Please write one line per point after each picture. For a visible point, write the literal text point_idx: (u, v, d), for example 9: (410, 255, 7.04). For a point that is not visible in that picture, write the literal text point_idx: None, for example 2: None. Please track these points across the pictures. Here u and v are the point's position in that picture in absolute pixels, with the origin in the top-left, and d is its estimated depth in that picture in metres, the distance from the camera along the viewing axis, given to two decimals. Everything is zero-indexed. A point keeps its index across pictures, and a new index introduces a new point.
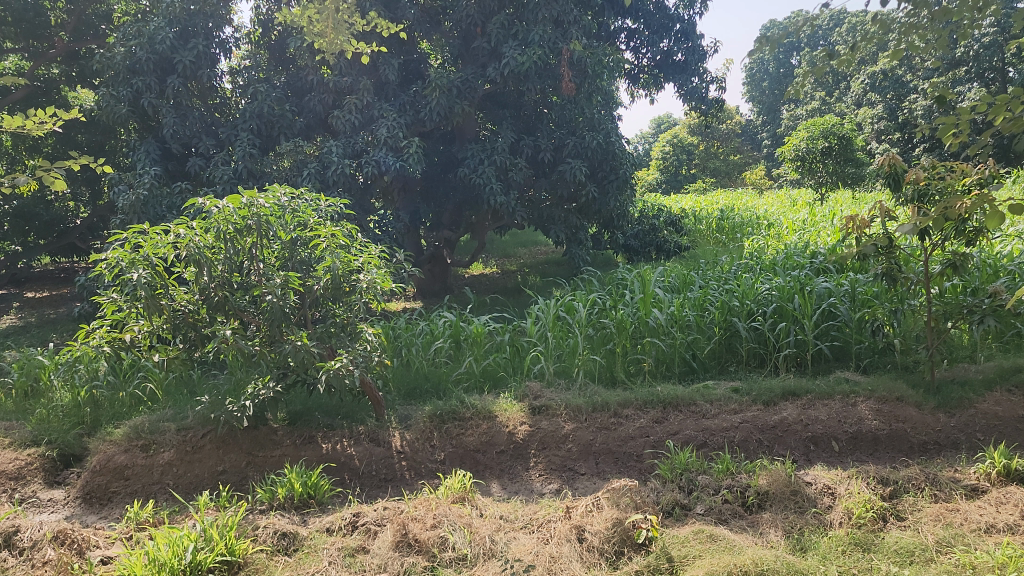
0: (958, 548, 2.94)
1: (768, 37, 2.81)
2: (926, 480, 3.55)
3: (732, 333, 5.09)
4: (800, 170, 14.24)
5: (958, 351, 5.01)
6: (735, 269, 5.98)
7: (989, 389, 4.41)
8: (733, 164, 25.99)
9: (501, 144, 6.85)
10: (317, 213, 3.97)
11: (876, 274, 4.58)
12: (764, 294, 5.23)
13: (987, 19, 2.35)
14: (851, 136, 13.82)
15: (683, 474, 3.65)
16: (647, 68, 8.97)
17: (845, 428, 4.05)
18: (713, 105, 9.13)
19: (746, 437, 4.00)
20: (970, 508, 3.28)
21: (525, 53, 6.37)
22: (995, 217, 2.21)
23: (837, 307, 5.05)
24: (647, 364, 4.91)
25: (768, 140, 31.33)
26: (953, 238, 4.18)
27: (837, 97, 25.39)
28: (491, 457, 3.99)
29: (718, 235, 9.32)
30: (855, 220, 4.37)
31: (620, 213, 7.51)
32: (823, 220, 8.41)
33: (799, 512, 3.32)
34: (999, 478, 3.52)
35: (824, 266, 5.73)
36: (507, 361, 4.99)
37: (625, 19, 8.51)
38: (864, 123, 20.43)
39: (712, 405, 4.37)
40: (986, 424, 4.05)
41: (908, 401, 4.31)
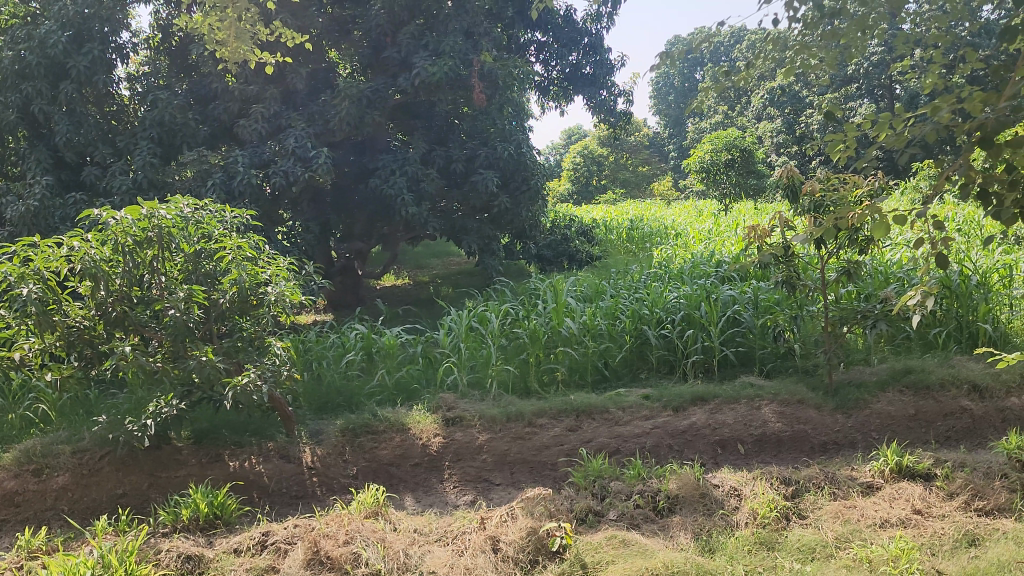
0: (855, 543, 3.09)
1: (669, 54, 2.88)
2: (826, 479, 3.70)
3: (643, 341, 5.21)
4: (705, 181, 14.69)
5: (854, 355, 5.24)
6: (644, 278, 6.11)
7: (882, 390, 4.64)
8: (641, 176, 26.69)
9: (412, 155, 6.84)
10: (222, 225, 3.85)
11: (776, 281, 4.77)
12: (672, 302, 5.36)
13: (873, 40, 2.46)
14: (751, 149, 14.43)
15: (596, 481, 3.70)
16: (556, 80, 9.07)
17: (750, 431, 4.20)
18: (620, 117, 9.34)
19: (657, 443, 4.09)
20: (865, 504, 3.44)
21: (436, 64, 6.38)
22: (881, 228, 2.34)
23: (741, 314, 5.22)
24: (560, 373, 4.96)
25: (675, 153, 32.24)
26: (847, 246, 4.39)
27: (739, 111, 26.37)
28: (405, 470, 3.94)
29: (628, 245, 9.49)
30: (757, 230, 4.54)
31: (532, 224, 7.58)
32: (727, 230, 8.68)
33: (707, 515, 3.41)
34: (892, 474, 3.71)
35: (728, 275, 5.92)
36: (420, 373, 4.95)
37: (535, 32, 8.59)
38: (764, 137, 21.26)
39: (625, 413, 4.45)
40: (880, 423, 4.27)
41: (809, 403, 4.50)
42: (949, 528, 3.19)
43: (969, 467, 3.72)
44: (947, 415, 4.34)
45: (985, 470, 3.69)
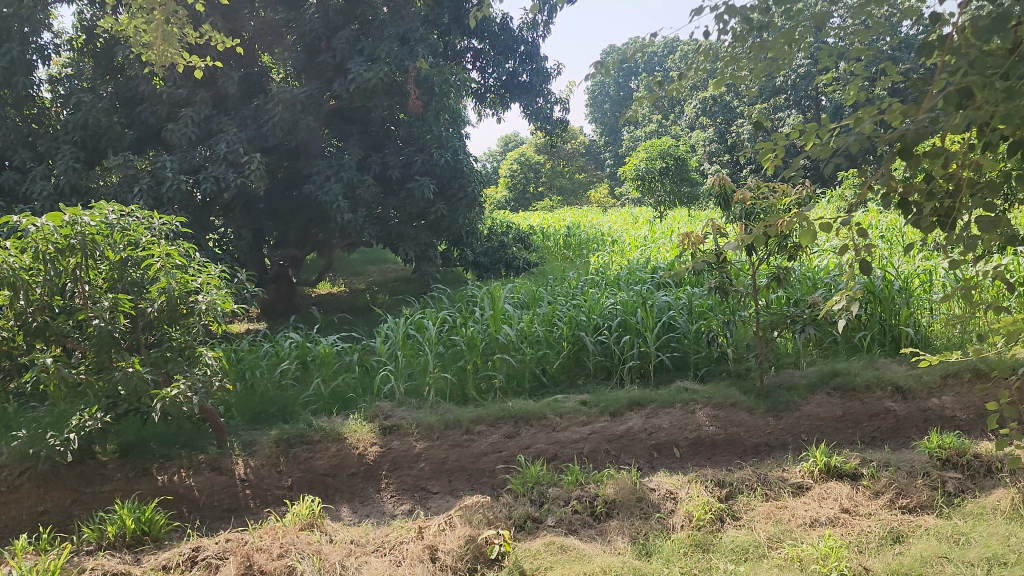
0: (786, 543, 3.16)
1: (604, 62, 2.91)
2: (758, 480, 3.78)
3: (580, 347, 5.25)
4: (640, 188, 14.88)
5: (784, 359, 5.37)
6: (581, 284, 6.16)
7: (811, 392, 4.77)
8: (578, 183, 26.96)
9: (347, 161, 6.76)
10: (150, 232, 3.72)
11: (709, 288, 4.87)
12: (608, 308, 5.40)
13: (800, 54, 2.52)
14: (685, 158, 14.72)
15: (534, 488, 3.71)
16: (492, 88, 9.07)
17: (685, 435, 4.27)
18: (556, 125, 9.43)
19: (594, 448, 4.13)
20: (796, 504, 3.53)
21: (371, 70, 6.33)
22: (808, 236, 2.40)
23: (676, 319, 5.31)
24: (498, 380, 4.96)
25: (611, 160, 32.66)
26: (776, 253, 4.52)
27: (673, 120, 26.85)
28: (341, 480, 3.88)
29: (565, 251, 9.57)
30: (690, 238, 4.62)
31: (469, 230, 7.57)
32: (662, 237, 8.82)
33: (643, 519, 3.45)
34: (820, 474, 3.82)
35: (663, 281, 6.01)
36: (356, 381, 4.89)
37: (471, 39, 8.56)
38: (697, 145, 21.69)
39: (562, 418, 4.47)
40: (809, 425, 4.40)
41: (742, 406, 4.60)
42: (875, 526, 3.29)
43: (893, 466, 3.85)
44: (872, 416, 4.49)
45: (908, 469, 3.82)
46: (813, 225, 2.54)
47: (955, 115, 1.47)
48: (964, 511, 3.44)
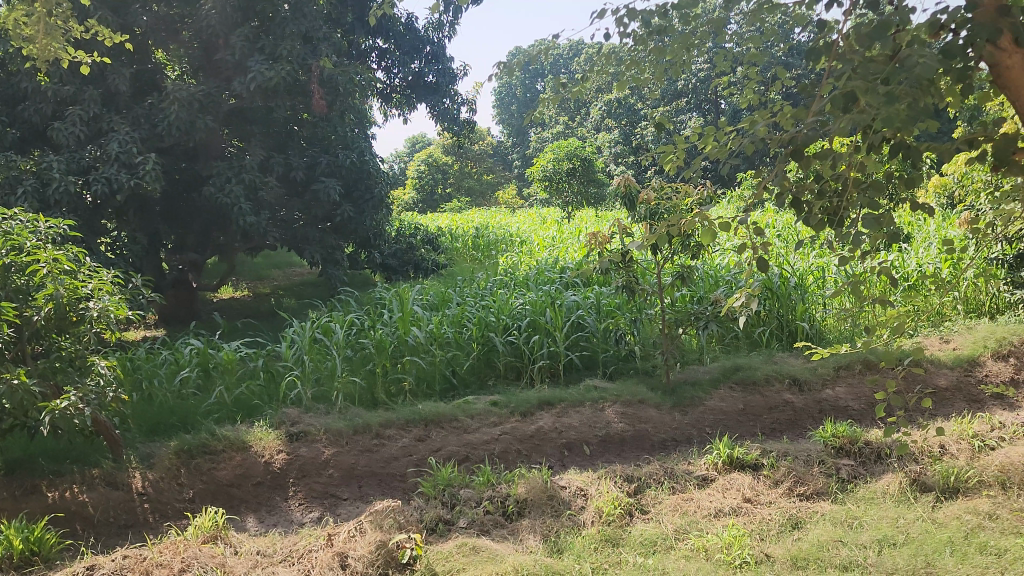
0: (693, 534, 3.26)
1: (510, 63, 2.91)
2: (665, 474, 3.87)
3: (490, 348, 5.25)
4: (547, 189, 15.02)
5: (689, 355, 5.50)
6: (490, 285, 6.17)
7: (715, 387, 4.92)
8: (486, 184, 26.99)
9: (249, 162, 6.58)
10: (35, 235, 3.52)
11: (617, 286, 4.98)
12: (517, 309, 5.42)
13: (700, 57, 2.59)
14: (591, 159, 14.95)
15: (445, 490, 3.69)
16: (398, 88, 8.99)
17: (595, 432, 4.33)
18: (464, 126, 9.42)
19: (506, 448, 4.14)
20: (701, 496, 3.63)
21: (272, 68, 6.20)
22: (707, 235, 2.48)
23: (584, 318, 5.38)
24: (408, 383, 4.92)
25: (519, 162, 32.86)
26: (680, 252, 4.65)
27: (579, 122, 27.24)
28: (247, 490, 3.78)
29: (474, 253, 9.56)
30: (597, 238, 4.68)
31: (376, 232, 7.48)
32: (570, 237, 8.94)
33: (555, 516, 3.48)
34: (724, 466, 3.94)
35: (571, 280, 6.08)
36: (262, 388, 4.75)
37: (375, 38, 8.48)
38: (603, 147, 22.06)
39: (473, 420, 4.47)
40: (714, 419, 4.54)
41: (649, 403, 4.70)
42: (776, 513, 3.42)
43: (792, 456, 4.00)
44: (772, 409, 4.66)
45: (806, 457, 3.98)
46: (713, 224, 2.61)
47: (841, 116, 1.54)
48: (857, 496, 3.61)
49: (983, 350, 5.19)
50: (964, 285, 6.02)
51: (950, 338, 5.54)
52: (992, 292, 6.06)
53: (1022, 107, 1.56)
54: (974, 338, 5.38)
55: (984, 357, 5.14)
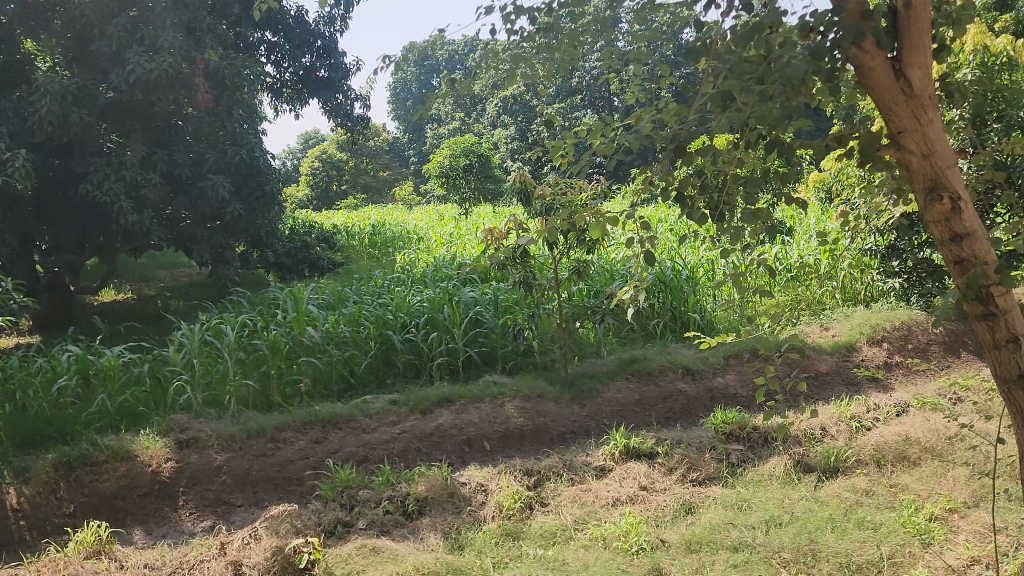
0: (591, 523, 3.32)
1: (408, 52, 2.85)
2: (564, 466, 3.93)
3: (388, 347, 5.19)
4: (444, 186, 14.97)
5: (586, 348, 5.58)
6: (387, 283, 6.09)
7: (611, 378, 5.03)
8: (383, 180, 26.68)
9: (129, 158, 6.29)
10: None
11: (515, 283, 5.03)
12: (415, 306, 5.38)
13: (592, 54, 2.59)
14: (487, 155, 15.01)
15: (344, 492, 3.64)
16: (289, 83, 8.76)
17: (495, 428, 4.35)
18: (358, 122, 9.28)
19: (406, 447, 4.11)
20: (599, 486, 3.71)
21: (153, 60, 5.98)
22: (596, 230, 2.51)
23: (482, 314, 5.39)
24: (304, 384, 4.82)
25: (416, 158, 32.62)
26: (575, 246, 4.73)
27: (476, 118, 27.28)
28: (132, 502, 3.63)
29: (371, 250, 9.44)
30: (493, 233, 4.71)
31: (269, 231, 7.29)
32: (468, 233, 8.94)
33: (455, 513, 3.49)
34: (620, 455, 4.02)
35: (469, 276, 6.08)
36: (148, 394, 4.54)
37: (264, 31, 8.24)
38: (500, 143, 22.16)
39: (372, 420, 4.42)
40: (611, 410, 4.64)
41: (547, 397, 4.76)
42: (670, 499, 3.53)
43: (685, 443, 4.12)
44: (666, 398, 4.80)
45: (698, 444, 4.11)
46: (606, 220, 2.64)
47: (720, 114, 1.59)
48: (746, 479, 3.75)
49: (859, 336, 5.49)
50: (841, 274, 6.35)
51: (829, 325, 5.83)
52: (866, 281, 6.42)
53: (884, 106, 1.65)
54: (851, 325, 5.68)
55: (861, 342, 5.44)
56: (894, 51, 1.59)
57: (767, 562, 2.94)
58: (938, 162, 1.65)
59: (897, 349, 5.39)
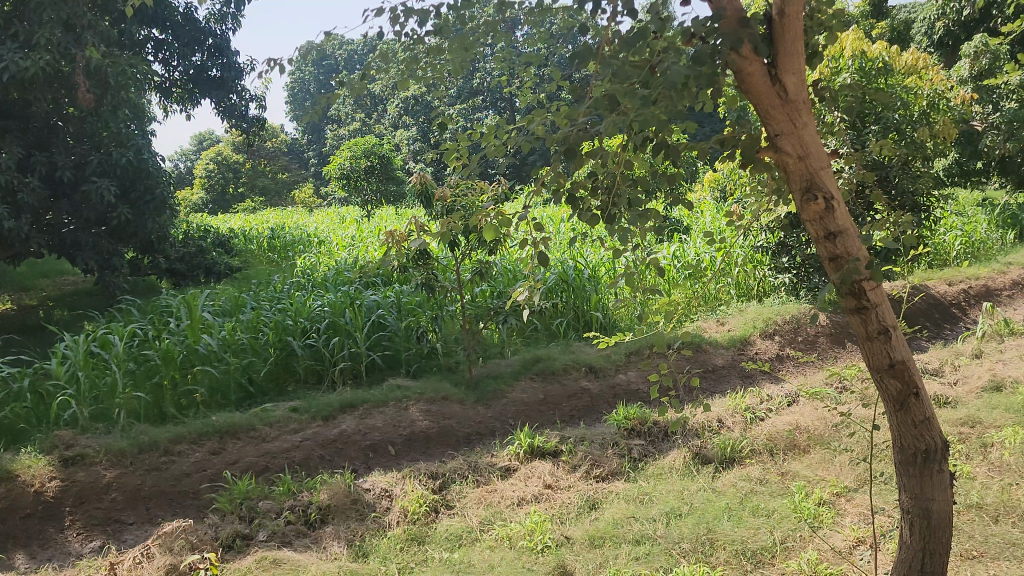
0: (496, 524, 3.34)
1: (308, 49, 2.78)
2: (470, 468, 3.93)
3: (289, 353, 5.08)
4: (345, 188, 14.72)
5: (490, 350, 5.58)
6: (287, 287, 5.94)
7: (516, 378, 5.06)
8: (282, 183, 26.06)
9: (4, 160, 5.93)
10: None
11: (418, 284, 5.02)
12: (316, 310, 5.26)
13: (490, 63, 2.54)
14: (389, 156, 14.86)
15: (243, 503, 3.54)
16: (179, 82, 8.47)
17: (399, 432, 4.32)
18: (253, 123, 9.19)
19: (307, 455, 4.03)
20: (504, 486, 3.73)
21: (28, 58, 5.67)
22: (489, 231, 2.50)
23: (385, 318, 5.34)
24: (199, 395, 4.67)
25: (316, 160, 32.00)
26: (478, 247, 4.74)
27: (377, 119, 26.99)
28: (13, 524, 3.42)
29: (270, 254, 9.21)
30: (394, 236, 4.67)
31: (160, 236, 7.02)
32: (370, 236, 8.83)
33: (359, 520, 3.45)
34: (525, 455, 4.06)
35: (371, 280, 6.01)
36: (29, 410, 4.31)
37: (151, 28, 7.89)
38: (402, 144, 21.98)
39: (272, 428, 4.30)
40: (516, 410, 4.68)
41: (452, 399, 4.76)
42: (574, 496, 3.58)
43: (588, 440, 4.18)
44: (570, 396, 4.86)
45: (601, 441, 4.18)
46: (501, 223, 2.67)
47: (607, 117, 1.62)
48: (647, 472, 3.84)
49: (753, 330, 5.69)
50: (735, 270, 6.58)
51: (725, 320, 6.01)
52: (759, 277, 6.67)
53: (761, 109, 1.71)
54: (745, 320, 5.89)
55: (754, 336, 5.64)
56: (770, 57, 1.65)
57: (668, 553, 3.01)
58: (813, 163, 1.73)
59: (788, 341, 5.62)
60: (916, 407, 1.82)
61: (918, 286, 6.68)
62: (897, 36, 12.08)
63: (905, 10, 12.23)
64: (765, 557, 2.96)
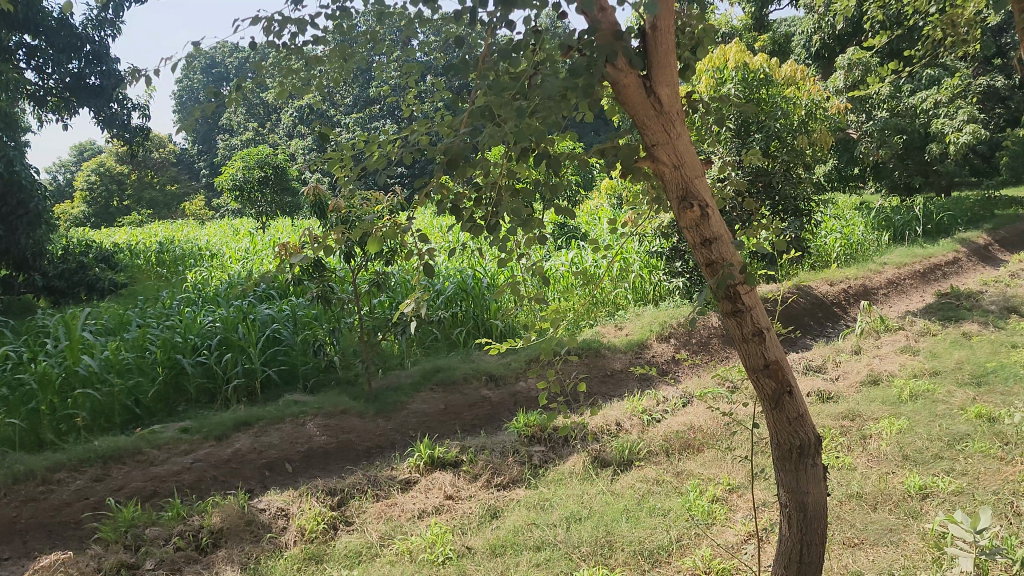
0: (397, 538, 3.30)
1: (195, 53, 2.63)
2: (369, 482, 3.87)
3: (178, 371, 4.89)
4: (238, 199, 14.31)
5: (390, 361, 5.52)
6: (176, 303, 5.73)
7: (416, 390, 5.01)
8: (172, 194, 25.09)
9: None
10: None
11: (314, 296, 4.94)
12: (207, 327, 5.09)
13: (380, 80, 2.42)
14: (284, 166, 14.54)
15: (129, 531, 3.37)
16: (54, 91, 8.09)
17: (297, 448, 4.22)
18: (136, 133, 8.82)
19: (199, 477, 3.89)
20: (405, 500, 3.69)
21: None
22: (374, 242, 2.44)
23: (280, 332, 5.21)
24: (81, 419, 4.43)
25: (207, 171, 30.99)
26: (374, 258, 4.69)
27: (272, 128, 26.37)
28: None
29: (158, 269, 8.86)
30: (287, 248, 4.56)
31: (35, 252, 6.65)
32: (264, 248, 8.61)
33: (254, 542, 3.35)
34: (426, 466, 4.02)
35: (266, 293, 5.85)
36: None
37: (22, 33, 7.50)
38: (299, 154, 21.53)
39: (161, 451, 4.12)
40: (417, 422, 4.65)
41: (351, 412, 4.68)
42: (475, 506, 3.57)
43: (488, 449, 4.18)
44: (471, 406, 4.87)
45: (501, 449, 4.18)
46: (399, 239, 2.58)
47: (487, 127, 1.62)
48: (547, 479, 3.87)
49: (650, 333, 5.82)
50: (631, 276, 6.73)
51: (622, 324, 6.13)
52: (654, 281, 6.83)
53: (638, 120, 1.75)
54: (642, 324, 6.01)
55: (651, 340, 5.76)
56: (645, 69, 1.69)
57: (568, 557, 3.04)
58: (688, 172, 1.78)
59: (682, 344, 5.78)
60: (790, 404, 1.90)
61: (802, 287, 6.99)
62: (778, 49, 12.66)
63: (785, 23, 12.86)
64: (662, 556, 3.02)
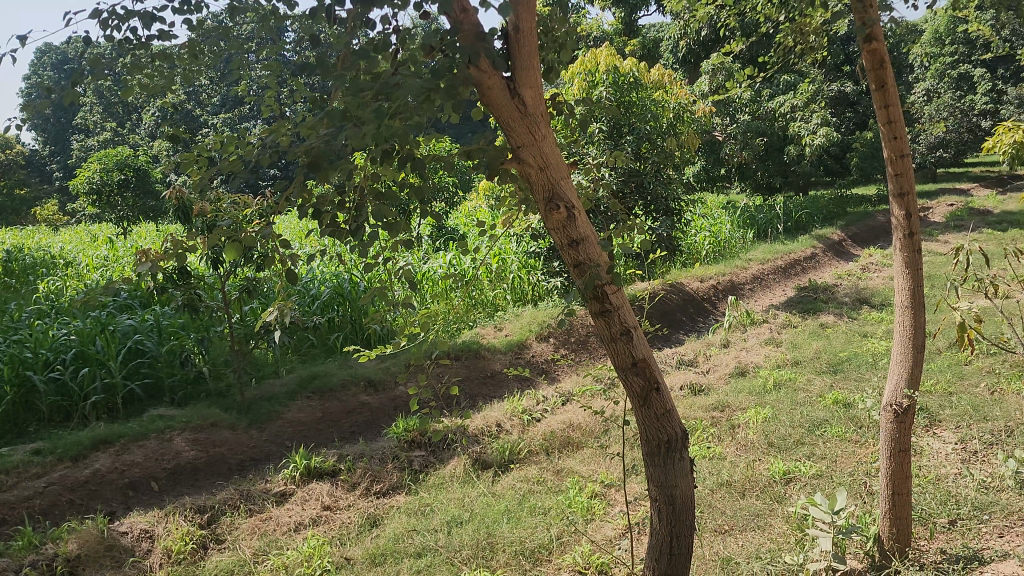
0: (272, 553, 3.18)
1: None
2: (241, 497, 3.72)
3: (29, 389, 4.55)
4: (96, 204, 13.49)
5: (263, 370, 5.32)
6: (25, 316, 5.34)
7: (292, 399, 4.85)
8: (22, 199, 23.40)
9: None
10: None
11: (179, 305, 4.71)
12: (60, 340, 4.77)
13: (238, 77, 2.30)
14: (147, 168, 13.84)
15: None
16: None
17: (162, 465, 4.01)
18: None
19: (53, 502, 3.62)
20: (280, 513, 3.57)
21: None
22: (235, 247, 2.33)
23: (143, 343, 4.94)
24: None
25: (62, 174, 29.10)
26: (243, 263, 4.51)
27: (133, 128, 25.07)
28: None
29: (5, 279, 8.23)
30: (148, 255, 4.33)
31: None
32: (125, 255, 8.16)
33: (115, 567, 3.15)
34: (301, 477, 3.90)
35: (126, 302, 5.54)
36: None
37: None
38: None
39: (9, 476, 3.81)
40: (292, 432, 4.52)
41: (222, 425, 4.48)
42: (353, 516, 3.50)
43: (367, 456, 4.09)
44: (349, 413, 4.78)
45: (380, 456, 4.10)
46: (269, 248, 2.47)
47: (346, 127, 1.56)
48: (428, 484, 3.83)
49: (529, 333, 5.87)
50: (509, 276, 6.77)
51: (502, 325, 6.15)
52: (533, 281, 6.89)
53: (502, 122, 1.74)
54: (521, 324, 6.05)
55: (530, 340, 5.82)
56: (507, 71, 1.68)
57: (448, 562, 3.02)
58: (553, 174, 1.79)
59: (561, 343, 5.86)
60: (658, 400, 1.94)
61: (674, 284, 7.22)
62: (646, 53, 13.10)
63: (652, 29, 13.33)
64: (542, 554, 3.04)
